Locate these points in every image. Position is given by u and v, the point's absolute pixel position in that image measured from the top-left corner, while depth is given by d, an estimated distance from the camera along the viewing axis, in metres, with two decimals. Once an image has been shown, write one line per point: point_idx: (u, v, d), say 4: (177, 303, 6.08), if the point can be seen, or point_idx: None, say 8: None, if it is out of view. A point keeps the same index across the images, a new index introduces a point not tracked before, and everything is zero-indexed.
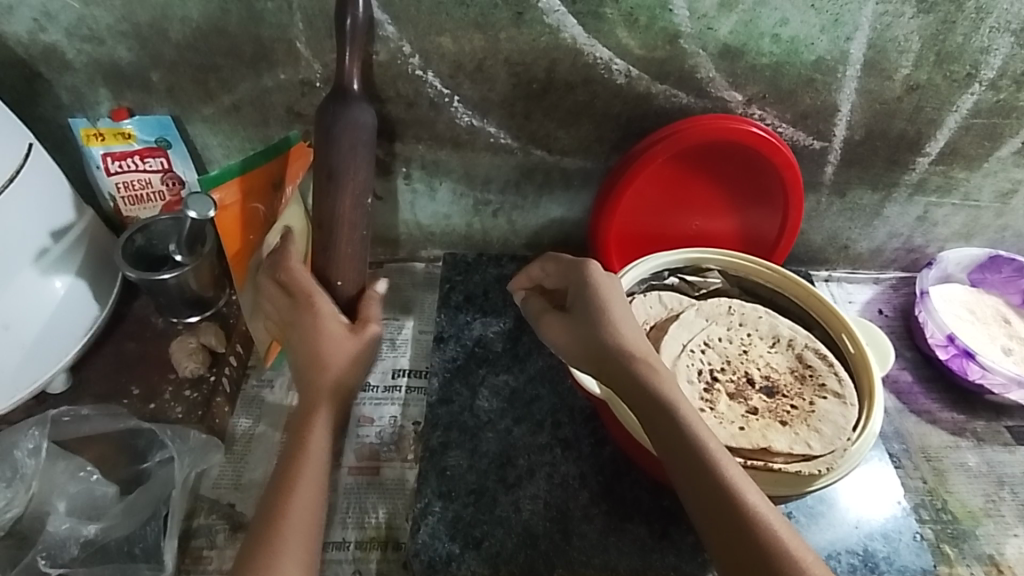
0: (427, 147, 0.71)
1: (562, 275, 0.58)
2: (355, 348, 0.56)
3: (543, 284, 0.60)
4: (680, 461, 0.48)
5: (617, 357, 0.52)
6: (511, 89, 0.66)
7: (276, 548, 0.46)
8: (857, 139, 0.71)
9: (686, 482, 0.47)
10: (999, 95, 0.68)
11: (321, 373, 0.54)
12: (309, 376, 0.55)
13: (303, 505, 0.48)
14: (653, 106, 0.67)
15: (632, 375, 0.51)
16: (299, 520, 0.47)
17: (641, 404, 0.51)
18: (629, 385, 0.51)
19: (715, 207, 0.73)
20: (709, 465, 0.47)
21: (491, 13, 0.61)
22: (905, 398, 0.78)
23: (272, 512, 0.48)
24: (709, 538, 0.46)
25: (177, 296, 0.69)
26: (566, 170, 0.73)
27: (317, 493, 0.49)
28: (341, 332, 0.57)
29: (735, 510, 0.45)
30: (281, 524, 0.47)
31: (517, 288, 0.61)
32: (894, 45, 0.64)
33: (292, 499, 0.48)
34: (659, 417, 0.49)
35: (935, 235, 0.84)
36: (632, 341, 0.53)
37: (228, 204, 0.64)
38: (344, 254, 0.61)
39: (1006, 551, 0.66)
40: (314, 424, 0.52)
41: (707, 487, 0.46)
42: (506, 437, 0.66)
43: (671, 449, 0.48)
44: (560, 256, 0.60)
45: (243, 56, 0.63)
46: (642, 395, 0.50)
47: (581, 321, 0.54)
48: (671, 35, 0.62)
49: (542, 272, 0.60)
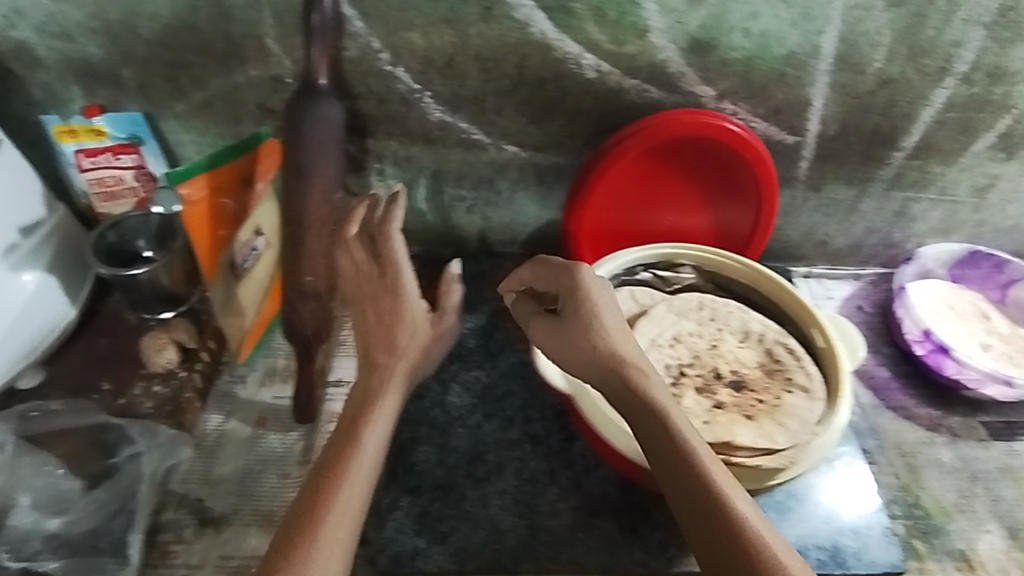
0: (400, 143, 0.71)
1: (547, 279, 0.56)
2: (430, 334, 0.57)
3: (533, 288, 0.58)
4: (663, 462, 0.47)
5: (608, 364, 0.51)
6: (482, 84, 0.65)
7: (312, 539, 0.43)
8: (831, 134, 0.71)
9: (671, 486, 0.46)
10: (973, 89, 0.67)
11: (391, 356, 0.55)
12: (377, 359, 0.55)
13: (348, 498, 0.45)
14: (624, 102, 0.67)
15: (622, 380, 0.50)
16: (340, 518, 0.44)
17: (629, 409, 0.50)
18: (619, 392, 0.50)
19: (688, 203, 0.73)
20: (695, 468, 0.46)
21: (459, 9, 0.60)
22: (881, 393, 0.78)
23: (314, 499, 0.45)
24: (694, 546, 0.45)
25: (149, 292, 0.69)
26: (540, 166, 0.73)
27: (361, 485, 0.47)
28: (415, 319, 0.57)
29: (725, 515, 0.44)
30: (322, 517, 0.44)
31: (505, 292, 0.59)
32: (866, 39, 0.63)
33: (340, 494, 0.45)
34: (648, 422, 0.48)
35: (913, 231, 0.83)
36: (625, 347, 0.52)
37: (196, 200, 0.62)
38: (313, 251, 0.60)
39: (978, 548, 0.65)
40: (377, 409, 0.51)
41: (691, 490, 0.45)
42: (476, 433, 0.67)
43: (658, 454, 0.47)
44: (550, 259, 0.57)
45: (213, 53, 0.62)
46: (632, 402, 0.50)
47: (572, 327, 0.53)
48: (641, 30, 0.62)
49: (525, 275, 0.58)
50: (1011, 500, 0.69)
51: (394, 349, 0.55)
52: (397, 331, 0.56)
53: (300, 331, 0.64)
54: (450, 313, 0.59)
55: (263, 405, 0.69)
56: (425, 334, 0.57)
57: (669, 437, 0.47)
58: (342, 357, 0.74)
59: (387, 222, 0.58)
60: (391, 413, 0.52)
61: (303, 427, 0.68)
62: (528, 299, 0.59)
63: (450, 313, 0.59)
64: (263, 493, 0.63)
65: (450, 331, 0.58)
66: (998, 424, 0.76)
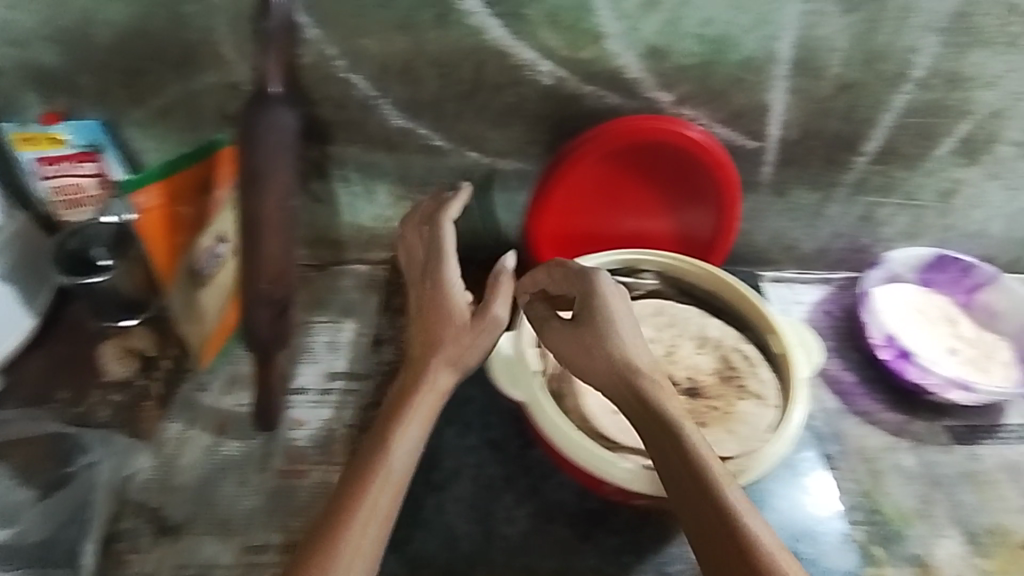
0: (361, 149, 0.70)
1: (563, 286, 0.59)
2: (474, 330, 0.58)
3: (547, 290, 0.60)
4: (666, 464, 0.49)
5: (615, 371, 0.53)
6: (440, 90, 0.65)
7: (337, 543, 0.46)
8: (793, 139, 0.71)
9: (673, 487, 0.48)
10: (931, 94, 0.68)
11: (430, 353, 0.57)
12: (421, 356, 0.58)
13: (376, 502, 0.49)
14: (583, 108, 0.67)
15: (631, 385, 0.52)
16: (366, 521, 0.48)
17: (635, 413, 0.52)
18: (626, 396, 0.53)
19: (650, 207, 0.73)
20: (695, 469, 0.47)
21: (413, 15, 0.60)
22: (847, 398, 0.78)
23: (342, 505, 0.49)
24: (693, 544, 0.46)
25: (109, 299, 0.70)
26: (503, 172, 0.73)
27: (392, 486, 0.50)
28: (458, 313, 0.59)
29: (723, 514, 0.45)
30: (347, 522, 0.47)
31: (517, 294, 0.62)
32: (822, 44, 0.63)
33: (368, 499, 0.49)
34: (651, 425, 0.50)
35: (881, 235, 0.83)
36: (636, 353, 0.54)
37: (151, 207, 0.64)
38: (268, 257, 0.60)
39: (935, 553, 0.66)
40: (411, 410, 0.54)
41: (691, 490, 0.47)
42: (435, 439, 0.67)
43: (660, 456, 0.49)
44: (565, 263, 0.59)
45: (169, 59, 0.62)
46: (639, 406, 0.52)
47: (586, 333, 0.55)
48: (596, 37, 0.62)
49: (540, 279, 0.60)
50: (971, 504, 0.70)
51: (439, 346, 0.57)
52: (441, 328, 0.58)
53: (258, 337, 0.63)
54: (495, 305, 0.59)
55: (225, 412, 0.69)
56: (468, 330, 0.58)
57: (671, 439, 0.49)
58: (305, 363, 0.73)
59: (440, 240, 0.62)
60: (428, 411, 0.55)
61: (263, 434, 0.68)
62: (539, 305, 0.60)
63: (496, 305, 0.59)
64: (221, 501, 0.63)
65: (496, 323, 0.58)
66: (961, 429, 0.76)
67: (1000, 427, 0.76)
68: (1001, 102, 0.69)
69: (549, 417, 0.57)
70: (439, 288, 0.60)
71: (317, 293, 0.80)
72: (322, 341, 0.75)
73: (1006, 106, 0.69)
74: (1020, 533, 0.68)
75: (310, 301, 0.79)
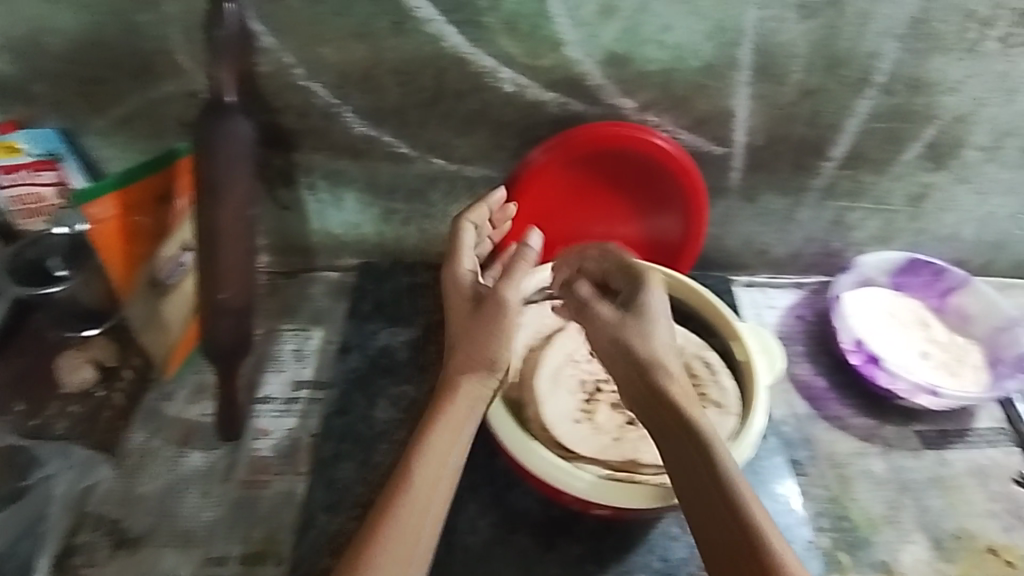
0: (326, 157, 0.70)
1: (613, 275, 0.59)
2: (481, 313, 0.56)
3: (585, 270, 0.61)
4: (687, 468, 0.49)
5: (639, 365, 0.53)
6: (402, 98, 0.65)
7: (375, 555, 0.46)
8: (758, 145, 0.71)
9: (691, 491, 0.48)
10: (894, 99, 0.68)
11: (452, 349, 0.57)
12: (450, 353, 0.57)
13: (411, 511, 0.48)
14: (545, 114, 0.67)
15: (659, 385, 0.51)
16: (400, 542, 0.47)
17: (659, 414, 0.51)
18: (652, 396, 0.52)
19: (617, 214, 0.73)
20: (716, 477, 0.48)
21: (369, 24, 0.60)
22: (817, 403, 0.78)
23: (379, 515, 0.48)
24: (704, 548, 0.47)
25: (65, 309, 0.67)
26: (470, 178, 0.72)
27: (429, 495, 0.49)
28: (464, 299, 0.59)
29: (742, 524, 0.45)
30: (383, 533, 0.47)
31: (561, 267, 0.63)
32: (782, 50, 0.63)
33: (403, 510, 0.48)
34: (676, 428, 0.50)
35: (853, 239, 0.83)
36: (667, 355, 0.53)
37: (106, 218, 0.63)
38: (226, 268, 0.59)
39: (901, 559, 0.66)
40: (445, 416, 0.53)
41: (711, 497, 0.47)
42: (400, 448, 0.66)
43: (682, 459, 0.49)
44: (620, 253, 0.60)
45: (125, 69, 0.62)
46: (666, 407, 0.51)
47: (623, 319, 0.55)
48: (555, 44, 0.62)
49: (586, 261, 0.61)
50: (938, 509, 0.70)
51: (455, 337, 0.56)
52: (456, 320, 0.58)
53: (219, 347, 0.62)
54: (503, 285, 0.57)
55: (190, 421, 0.68)
56: (477, 315, 0.56)
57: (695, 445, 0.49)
58: (270, 372, 0.73)
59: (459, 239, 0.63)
60: (465, 415, 0.53)
61: (228, 444, 0.67)
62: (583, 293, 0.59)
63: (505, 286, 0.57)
64: (183, 512, 0.63)
65: (499, 300, 0.56)
66: (931, 434, 0.76)
67: (970, 431, 0.76)
68: (963, 107, 0.69)
69: (508, 427, 0.56)
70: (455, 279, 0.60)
71: (286, 300, 0.79)
72: (289, 350, 0.75)
73: (969, 111, 0.69)
74: (986, 537, 0.68)
75: (278, 308, 0.78)
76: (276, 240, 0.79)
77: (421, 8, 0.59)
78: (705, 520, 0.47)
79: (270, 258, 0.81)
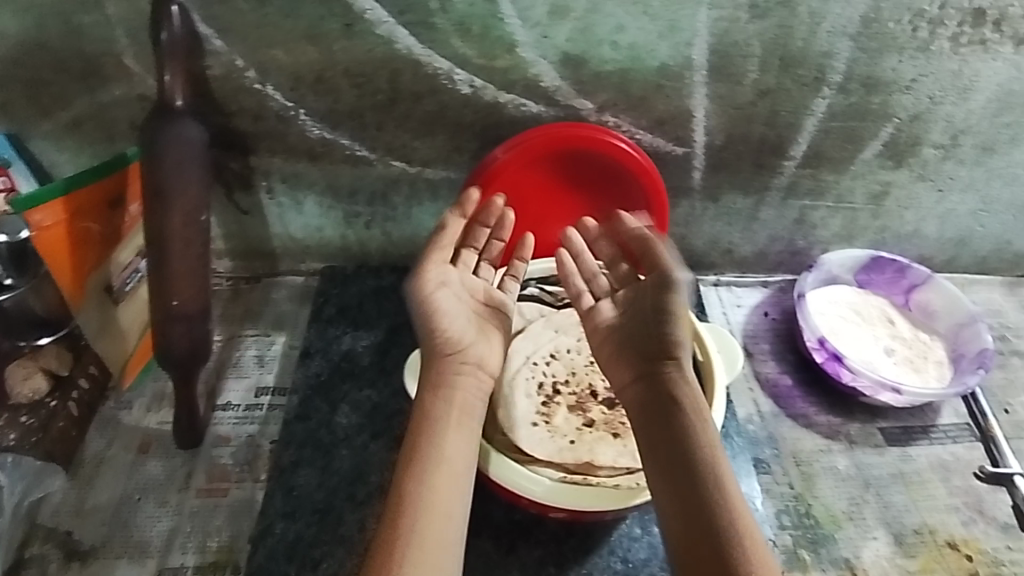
0: (284, 160, 0.69)
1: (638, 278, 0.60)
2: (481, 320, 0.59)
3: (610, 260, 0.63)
4: (673, 453, 0.51)
5: (658, 353, 0.55)
6: (357, 100, 0.65)
7: (399, 546, 0.46)
8: (718, 145, 0.71)
9: (668, 474, 0.50)
10: (851, 98, 0.68)
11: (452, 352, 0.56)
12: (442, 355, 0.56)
13: (431, 503, 0.49)
14: (503, 116, 0.66)
15: (663, 378, 0.54)
16: (427, 546, 0.46)
17: (655, 402, 0.54)
18: (655, 387, 0.54)
19: (580, 215, 0.72)
20: (700, 465, 0.49)
21: (320, 25, 0.60)
22: (783, 401, 0.78)
23: (398, 505, 0.48)
24: (669, 528, 0.48)
25: (17, 317, 0.59)
26: (431, 180, 0.72)
27: (448, 488, 0.50)
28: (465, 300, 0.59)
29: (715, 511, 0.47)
30: (405, 524, 0.47)
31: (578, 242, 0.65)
32: (736, 50, 0.64)
33: (425, 502, 0.48)
34: (669, 418, 0.52)
35: (817, 238, 0.83)
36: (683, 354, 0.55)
37: (51, 225, 0.60)
38: (177, 272, 0.59)
39: (862, 555, 0.66)
40: (458, 410, 0.54)
41: (690, 483, 0.49)
42: (361, 454, 0.66)
43: (667, 445, 0.51)
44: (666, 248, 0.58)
45: (71, 72, 0.61)
46: (663, 397, 0.54)
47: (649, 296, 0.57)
48: (509, 45, 0.61)
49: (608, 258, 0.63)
50: (900, 505, 0.70)
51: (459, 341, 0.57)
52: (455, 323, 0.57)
53: (172, 355, 0.61)
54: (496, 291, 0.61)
55: (148, 430, 0.68)
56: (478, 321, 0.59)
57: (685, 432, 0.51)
58: (232, 378, 0.72)
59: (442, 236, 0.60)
60: (473, 410, 0.55)
61: (186, 452, 0.66)
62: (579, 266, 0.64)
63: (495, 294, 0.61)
64: (138, 522, 0.62)
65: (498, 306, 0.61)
66: (895, 430, 0.76)
67: (934, 427, 0.77)
68: (918, 106, 0.70)
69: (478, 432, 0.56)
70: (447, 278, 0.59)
71: (249, 305, 0.78)
72: (250, 355, 0.74)
73: (924, 110, 0.70)
74: (946, 531, 0.69)
75: (241, 313, 0.77)
76: (238, 244, 0.78)
77: (372, 9, 0.59)
78: (681, 507, 0.48)
79: (233, 263, 0.80)
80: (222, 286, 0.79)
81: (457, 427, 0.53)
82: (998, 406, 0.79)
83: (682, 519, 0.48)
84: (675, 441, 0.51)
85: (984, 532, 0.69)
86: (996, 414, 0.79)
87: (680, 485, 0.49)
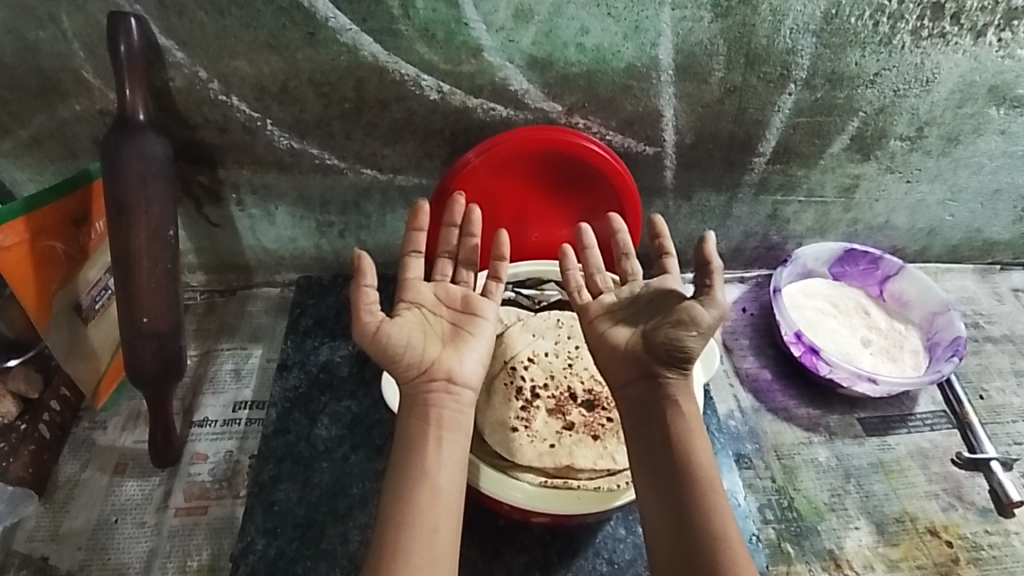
0: (252, 171, 0.69)
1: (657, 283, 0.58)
2: (455, 330, 0.57)
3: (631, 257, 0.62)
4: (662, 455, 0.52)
5: (666, 359, 0.53)
6: (324, 110, 0.64)
7: (392, 558, 0.46)
8: (688, 143, 0.71)
9: (654, 475, 0.51)
10: (816, 94, 0.69)
11: (426, 366, 0.54)
12: (418, 370, 0.54)
13: (420, 513, 0.49)
14: (473, 120, 0.66)
15: (659, 380, 0.53)
16: (421, 558, 0.47)
17: (645, 404, 0.53)
18: (648, 389, 0.54)
19: (555, 216, 0.72)
20: (687, 469, 0.50)
21: (282, 34, 0.59)
22: (763, 395, 0.78)
23: (390, 518, 0.49)
24: (651, 526, 0.50)
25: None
26: (403, 187, 0.71)
27: (438, 497, 0.50)
28: (436, 309, 0.58)
29: (698, 513, 0.49)
30: (396, 537, 0.47)
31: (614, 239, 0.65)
32: (701, 49, 0.64)
33: (415, 513, 0.48)
34: (660, 421, 0.53)
35: (791, 232, 0.84)
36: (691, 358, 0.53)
37: (12, 246, 0.58)
38: (144, 290, 0.58)
39: (845, 545, 0.67)
40: (445, 418, 0.53)
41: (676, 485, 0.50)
42: (342, 466, 0.65)
43: (654, 447, 0.52)
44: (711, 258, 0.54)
45: (29, 89, 0.60)
46: (654, 399, 0.53)
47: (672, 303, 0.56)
48: (474, 49, 0.61)
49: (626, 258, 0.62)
50: (881, 494, 0.71)
51: (430, 355, 0.54)
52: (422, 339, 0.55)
53: (145, 374, 0.60)
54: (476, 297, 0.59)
55: (124, 450, 0.67)
56: (450, 331, 0.57)
57: (674, 436, 0.52)
58: (209, 394, 0.71)
59: (412, 244, 0.58)
60: (460, 417, 0.54)
61: (163, 471, 0.65)
62: (584, 262, 0.63)
63: (475, 301, 0.59)
64: (115, 544, 0.61)
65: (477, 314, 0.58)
66: (873, 420, 0.77)
67: (911, 416, 0.77)
68: (883, 99, 0.71)
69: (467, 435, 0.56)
70: (414, 294, 0.57)
71: (224, 319, 0.78)
72: (227, 369, 0.73)
73: (889, 103, 0.71)
74: (926, 518, 0.69)
75: (216, 328, 0.77)
76: (211, 258, 0.77)
77: (335, 17, 0.58)
78: (669, 510, 0.49)
79: (207, 277, 0.79)
80: (197, 301, 0.79)
81: (438, 440, 0.52)
82: (974, 391, 0.81)
83: (664, 518, 0.49)
84: (663, 444, 0.52)
85: (963, 517, 0.70)
86: (971, 400, 0.80)
87: (668, 488, 0.50)
